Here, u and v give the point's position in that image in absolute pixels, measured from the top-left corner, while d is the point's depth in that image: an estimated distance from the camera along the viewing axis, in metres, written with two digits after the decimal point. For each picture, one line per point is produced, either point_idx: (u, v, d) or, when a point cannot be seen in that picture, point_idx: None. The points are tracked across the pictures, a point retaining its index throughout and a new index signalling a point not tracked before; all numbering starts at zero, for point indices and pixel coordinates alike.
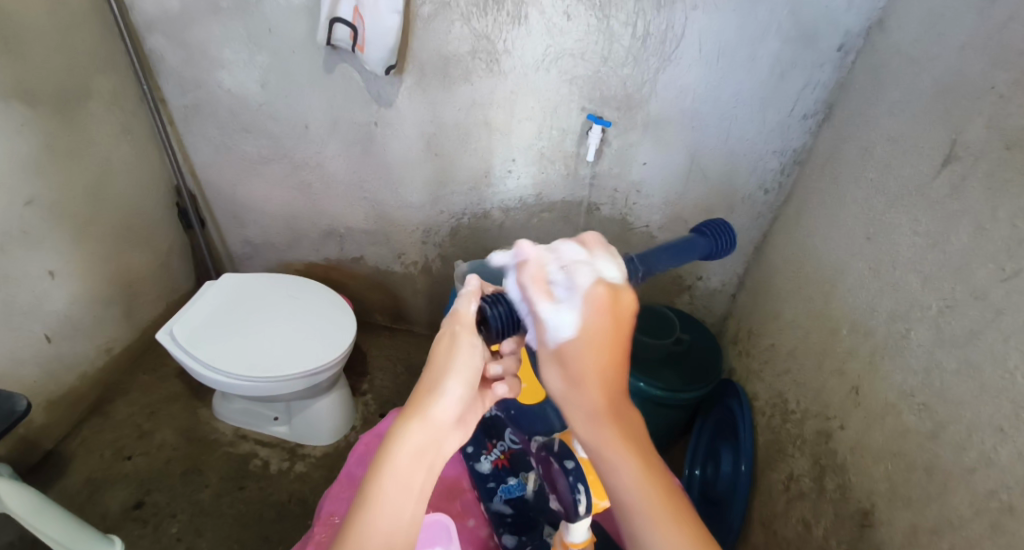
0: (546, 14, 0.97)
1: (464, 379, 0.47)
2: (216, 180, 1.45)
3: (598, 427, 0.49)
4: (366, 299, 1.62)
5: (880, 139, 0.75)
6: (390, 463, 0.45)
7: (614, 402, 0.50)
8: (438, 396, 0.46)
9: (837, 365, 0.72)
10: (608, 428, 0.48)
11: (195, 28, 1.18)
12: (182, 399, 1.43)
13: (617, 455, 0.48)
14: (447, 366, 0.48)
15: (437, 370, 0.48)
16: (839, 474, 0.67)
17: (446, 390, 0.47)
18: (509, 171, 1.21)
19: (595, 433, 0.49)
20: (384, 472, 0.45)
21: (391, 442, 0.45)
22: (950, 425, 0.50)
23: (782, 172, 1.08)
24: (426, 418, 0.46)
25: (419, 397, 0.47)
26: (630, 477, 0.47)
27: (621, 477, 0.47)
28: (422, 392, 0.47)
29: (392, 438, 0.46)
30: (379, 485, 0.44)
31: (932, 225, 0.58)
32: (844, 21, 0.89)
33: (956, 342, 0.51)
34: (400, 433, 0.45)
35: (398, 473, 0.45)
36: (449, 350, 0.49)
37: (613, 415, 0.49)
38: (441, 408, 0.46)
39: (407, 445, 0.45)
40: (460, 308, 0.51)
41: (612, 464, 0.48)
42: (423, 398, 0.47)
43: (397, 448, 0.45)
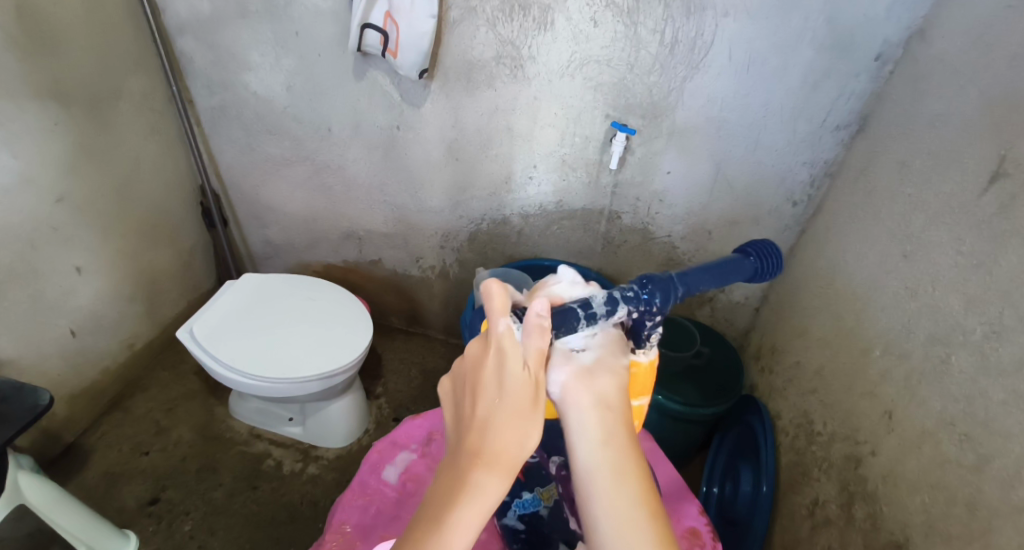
0: (572, 20, 0.96)
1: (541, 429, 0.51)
2: (240, 180, 1.46)
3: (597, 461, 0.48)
4: (383, 302, 1.62)
5: (919, 152, 0.72)
6: (474, 501, 0.46)
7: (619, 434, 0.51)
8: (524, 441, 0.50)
9: (869, 388, 0.69)
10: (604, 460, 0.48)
11: (224, 31, 1.19)
12: (199, 397, 1.44)
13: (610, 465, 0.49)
14: (533, 412, 0.50)
15: (524, 415, 0.50)
16: (869, 502, 0.64)
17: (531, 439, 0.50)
18: (530, 178, 1.20)
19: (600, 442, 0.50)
20: (471, 517, 0.45)
21: (477, 481, 0.47)
22: (995, 458, 0.47)
23: (812, 184, 1.05)
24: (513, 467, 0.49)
25: (506, 443, 0.49)
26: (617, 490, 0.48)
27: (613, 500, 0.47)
28: (509, 439, 0.49)
29: (480, 479, 0.47)
30: (466, 529, 0.45)
31: (977, 245, 0.55)
32: (883, 31, 0.86)
33: (1003, 371, 0.48)
34: (491, 481, 0.47)
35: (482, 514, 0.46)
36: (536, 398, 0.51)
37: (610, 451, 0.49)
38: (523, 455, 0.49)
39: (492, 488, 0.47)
40: (536, 352, 0.51)
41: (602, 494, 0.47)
42: (512, 440, 0.49)
43: (485, 493, 0.46)
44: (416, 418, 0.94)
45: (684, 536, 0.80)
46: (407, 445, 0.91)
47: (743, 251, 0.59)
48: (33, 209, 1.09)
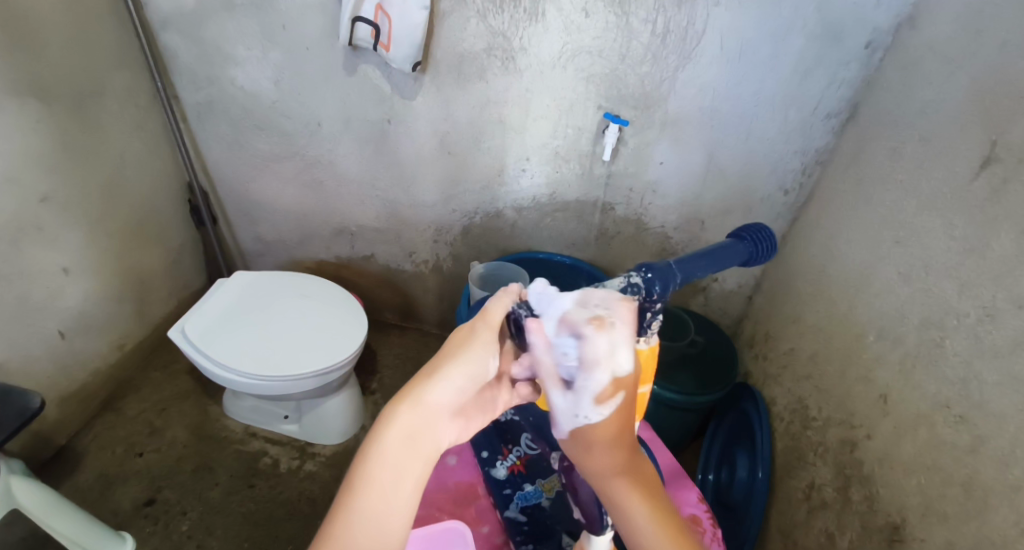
0: (563, 10, 0.96)
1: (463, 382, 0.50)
2: (228, 177, 1.44)
3: (611, 482, 0.52)
4: (376, 297, 1.61)
5: (910, 139, 0.73)
6: (378, 454, 0.45)
7: (622, 447, 0.53)
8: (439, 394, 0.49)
9: (863, 373, 0.70)
10: (621, 481, 0.52)
11: (209, 24, 1.17)
12: (192, 396, 1.43)
13: (625, 497, 0.52)
14: (452, 355, 0.50)
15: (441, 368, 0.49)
16: (865, 485, 0.65)
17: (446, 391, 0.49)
18: (522, 170, 1.19)
19: (606, 475, 0.52)
20: (374, 450, 0.45)
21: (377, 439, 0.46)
22: (990, 439, 0.48)
23: (803, 172, 1.05)
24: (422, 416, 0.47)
25: (418, 382, 0.49)
26: (640, 512, 0.51)
27: (637, 519, 0.51)
28: (422, 380, 0.49)
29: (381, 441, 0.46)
30: (368, 461, 0.44)
31: (969, 230, 0.56)
32: (872, 18, 0.86)
33: (997, 353, 0.49)
34: (393, 412, 0.47)
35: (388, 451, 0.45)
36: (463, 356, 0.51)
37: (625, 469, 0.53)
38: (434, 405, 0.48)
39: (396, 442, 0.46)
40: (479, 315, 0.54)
41: (626, 509, 0.52)
42: (419, 385, 0.48)
43: (389, 425, 0.46)
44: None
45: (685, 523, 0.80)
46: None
47: (736, 234, 0.60)
48: (17, 209, 1.07)
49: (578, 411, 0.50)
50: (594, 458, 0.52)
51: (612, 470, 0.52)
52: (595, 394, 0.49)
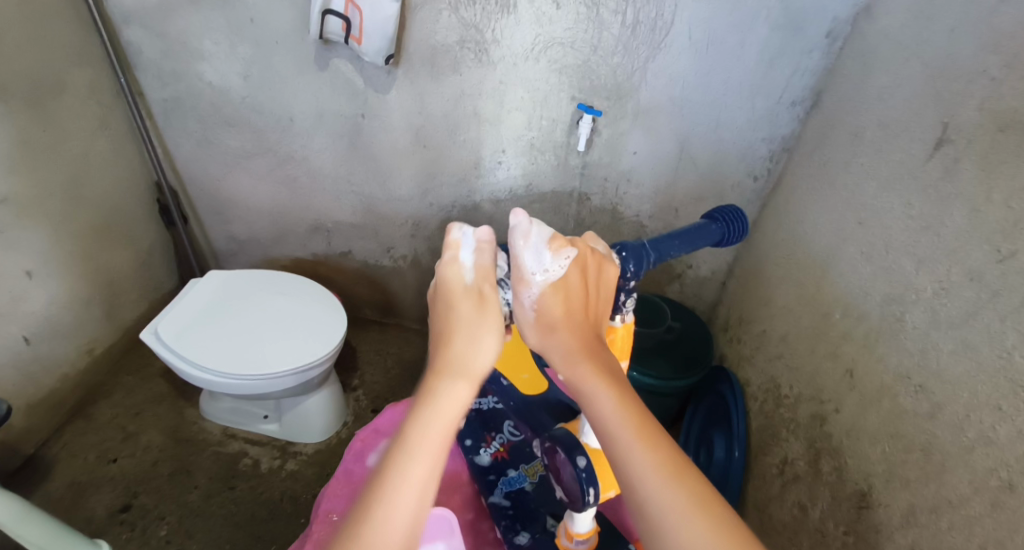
0: (535, 2, 0.96)
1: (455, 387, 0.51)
2: (198, 175, 1.41)
3: (576, 366, 0.50)
4: (355, 293, 1.60)
5: (870, 124, 0.75)
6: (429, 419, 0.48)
7: (593, 348, 0.51)
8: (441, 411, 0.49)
9: (831, 349, 0.73)
10: (583, 366, 0.49)
11: (174, 19, 1.14)
12: (168, 400, 1.40)
13: (592, 382, 0.48)
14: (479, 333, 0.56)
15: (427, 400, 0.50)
16: (834, 457, 0.68)
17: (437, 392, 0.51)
18: (499, 162, 1.20)
19: (572, 368, 0.50)
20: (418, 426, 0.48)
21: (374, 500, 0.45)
22: (946, 405, 0.50)
23: (771, 159, 1.08)
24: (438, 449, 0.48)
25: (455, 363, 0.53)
26: (610, 404, 0.46)
27: (601, 404, 0.47)
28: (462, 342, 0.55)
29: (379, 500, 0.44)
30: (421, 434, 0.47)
31: (925, 209, 0.59)
32: (832, 8, 0.89)
33: (953, 323, 0.51)
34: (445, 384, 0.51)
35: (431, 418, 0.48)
36: (457, 334, 0.56)
37: (591, 355, 0.50)
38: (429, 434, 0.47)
39: (424, 446, 0.47)
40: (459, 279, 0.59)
41: (591, 398, 0.48)
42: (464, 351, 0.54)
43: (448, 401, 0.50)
44: (398, 405, 0.95)
45: None
46: (389, 431, 0.91)
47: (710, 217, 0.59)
48: None
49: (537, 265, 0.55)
50: (562, 347, 0.52)
51: (579, 362, 0.50)
52: (553, 250, 0.54)
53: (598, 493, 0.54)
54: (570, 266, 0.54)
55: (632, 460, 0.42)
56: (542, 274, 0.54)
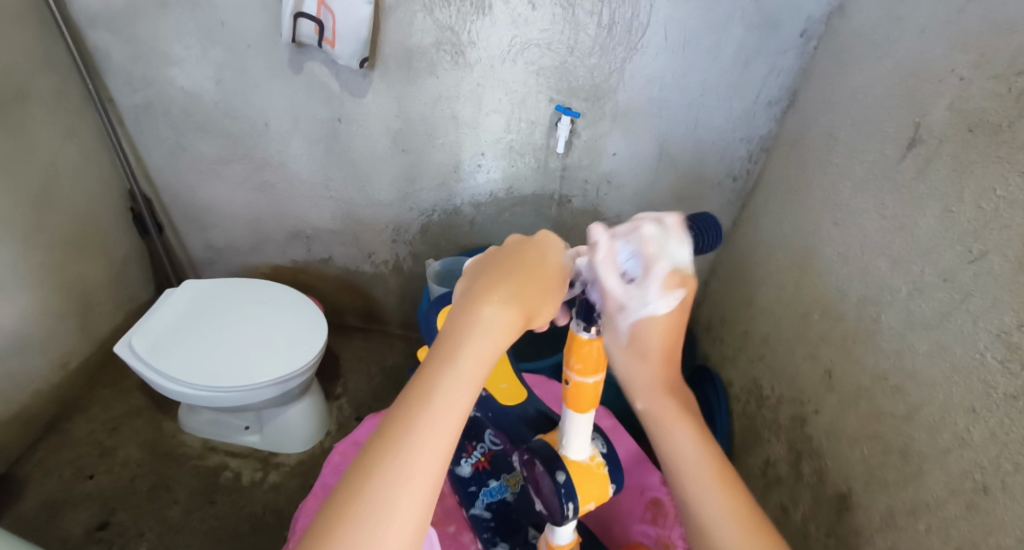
0: (510, 3, 0.95)
1: (505, 312, 0.43)
2: (172, 183, 1.38)
3: (660, 401, 0.55)
4: (337, 300, 1.58)
5: (844, 124, 0.75)
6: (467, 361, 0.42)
7: (673, 383, 0.56)
8: (487, 338, 0.43)
9: (810, 350, 0.72)
10: (666, 401, 0.55)
11: (142, 23, 1.11)
12: (145, 413, 1.37)
13: (672, 423, 0.54)
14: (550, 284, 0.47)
15: (461, 325, 0.43)
16: (815, 458, 0.67)
17: (479, 312, 0.43)
18: (478, 165, 1.19)
19: (655, 400, 0.55)
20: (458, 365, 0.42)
21: (398, 433, 0.39)
22: (923, 407, 0.50)
23: (750, 159, 1.09)
24: (479, 379, 0.42)
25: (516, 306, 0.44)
26: (690, 445, 0.53)
27: (680, 443, 0.53)
28: (533, 291, 0.46)
29: (407, 437, 0.39)
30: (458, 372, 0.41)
31: (898, 209, 0.59)
32: (806, 8, 0.90)
33: (927, 324, 0.51)
34: (492, 323, 0.43)
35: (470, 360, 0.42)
36: (530, 278, 0.46)
37: (671, 391, 0.55)
38: (470, 377, 0.42)
39: (458, 389, 0.41)
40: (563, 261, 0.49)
41: (671, 434, 0.54)
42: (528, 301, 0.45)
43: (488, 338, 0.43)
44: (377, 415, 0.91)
45: (647, 507, 0.80)
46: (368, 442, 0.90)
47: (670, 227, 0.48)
48: None
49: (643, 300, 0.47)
50: (648, 379, 0.55)
51: (665, 397, 0.55)
52: (664, 287, 0.46)
53: (577, 507, 0.54)
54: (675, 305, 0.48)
55: (706, 501, 0.49)
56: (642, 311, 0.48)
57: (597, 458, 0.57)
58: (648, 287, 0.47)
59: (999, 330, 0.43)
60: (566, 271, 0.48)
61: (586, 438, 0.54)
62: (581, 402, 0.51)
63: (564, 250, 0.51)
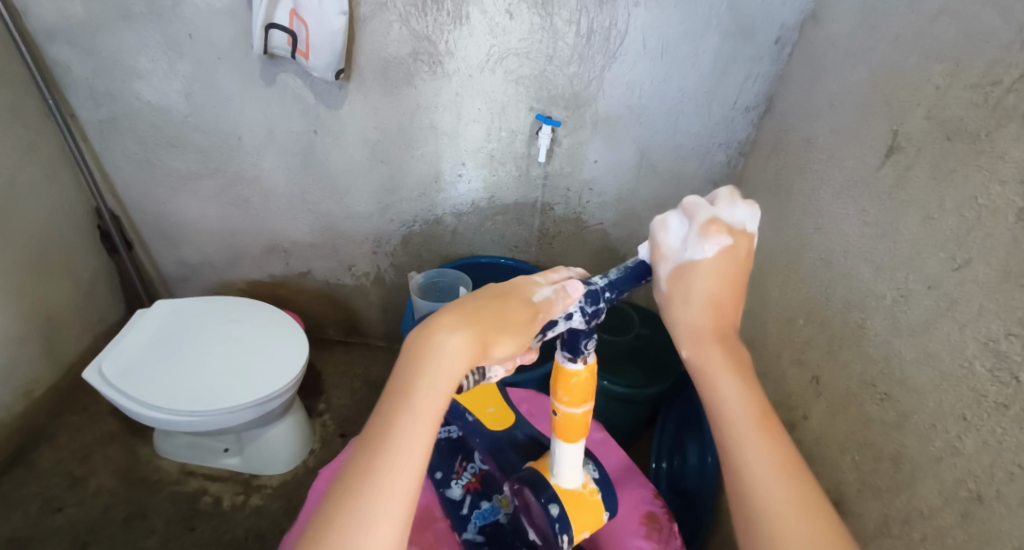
0: (487, 13, 0.95)
1: (460, 343, 0.44)
2: (141, 200, 1.34)
3: (706, 345, 0.50)
4: (317, 314, 1.55)
5: (821, 130, 0.76)
6: (425, 392, 0.44)
7: (727, 331, 0.51)
8: (443, 371, 0.44)
9: (796, 355, 0.73)
10: (713, 347, 0.50)
11: (104, 36, 1.07)
12: (118, 439, 1.32)
13: (721, 369, 0.49)
14: (510, 313, 0.47)
15: (414, 362, 0.45)
16: (805, 464, 0.68)
17: (433, 344, 0.45)
18: (459, 175, 1.18)
19: (700, 346, 0.50)
20: (416, 396, 0.44)
21: (359, 479, 0.41)
22: (912, 414, 0.50)
23: (729, 164, 1.10)
24: (439, 407, 0.44)
25: (480, 333, 0.46)
26: (736, 397, 0.48)
27: (727, 393, 0.48)
28: (492, 318, 0.47)
29: (369, 482, 0.41)
30: (416, 405, 0.43)
31: (880, 216, 0.59)
32: (780, 15, 0.91)
33: (914, 331, 0.51)
34: (447, 349, 0.44)
35: (426, 391, 0.44)
36: (489, 309, 0.47)
37: (720, 337, 0.50)
38: (426, 408, 0.44)
39: (416, 422, 0.43)
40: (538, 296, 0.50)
41: (715, 382, 0.49)
42: (489, 329, 0.46)
43: (445, 367, 0.44)
44: None
45: (642, 521, 0.78)
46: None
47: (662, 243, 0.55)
48: None
49: (687, 248, 0.50)
50: (692, 321, 0.51)
51: (712, 344, 0.50)
52: (702, 233, 0.50)
53: (571, 537, 0.62)
54: (724, 250, 0.49)
55: (755, 457, 0.45)
56: (684, 252, 0.50)
57: (590, 486, 0.65)
58: (692, 237, 0.50)
59: (987, 339, 0.43)
60: (540, 305, 0.49)
61: (577, 468, 0.62)
62: (569, 433, 0.58)
63: (538, 284, 0.51)
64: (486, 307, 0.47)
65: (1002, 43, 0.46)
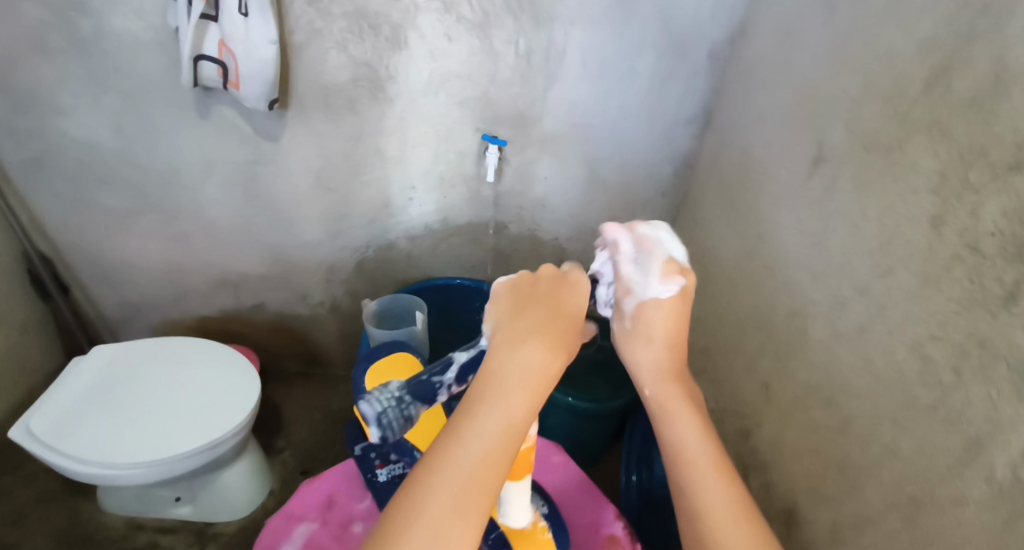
0: (426, 37, 0.94)
1: (543, 351, 0.45)
2: (74, 241, 1.26)
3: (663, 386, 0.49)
4: (273, 347, 1.49)
5: (755, 141, 0.79)
6: (514, 395, 0.43)
7: (682, 371, 0.51)
8: (531, 375, 0.44)
9: (747, 363, 0.74)
10: (670, 387, 0.49)
11: (20, 72, 1.00)
12: (58, 497, 1.23)
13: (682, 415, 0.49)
14: (580, 326, 0.50)
15: (504, 361, 0.44)
16: (762, 472, 0.68)
17: (522, 347, 0.44)
18: (410, 199, 1.16)
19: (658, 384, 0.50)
20: (507, 397, 0.42)
21: (448, 476, 0.38)
22: (854, 419, 0.51)
23: (675, 175, 1.12)
24: (527, 412, 0.43)
25: (561, 341, 0.46)
26: (691, 428, 0.48)
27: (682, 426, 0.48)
28: (569, 329, 0.48)
29: (459, 480, 0.38)
30: (505, 405, 0.42)
31: (812, 224, 0.61)
32: (710, 31, 0.94)
33: (849, 337, 0.52)
34: (534, 352, 0.44)
35: (515, 393, 0.43)
36: (566, 319, 0.48)
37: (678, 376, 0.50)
38: (516, 409, 0.42)
39: (505, 424, 0.41)
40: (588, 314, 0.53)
41: (673, 416, 0.49)
42: (568, 340, 0.47)
43: (533, 372, 0.44)
44: (313, 481, 0.80)
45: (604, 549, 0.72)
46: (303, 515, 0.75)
47: None
48: None
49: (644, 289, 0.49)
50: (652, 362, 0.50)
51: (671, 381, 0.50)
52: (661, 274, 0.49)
53: None
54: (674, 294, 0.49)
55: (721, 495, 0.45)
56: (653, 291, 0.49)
57: (540, 523, 0.70)
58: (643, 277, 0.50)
59: (912, 342, 0.44)
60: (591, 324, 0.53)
61: (526, 506, 0.66)
62: None
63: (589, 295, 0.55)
64: (562, 315, 0.48)
65: (906, 59, 0.48)
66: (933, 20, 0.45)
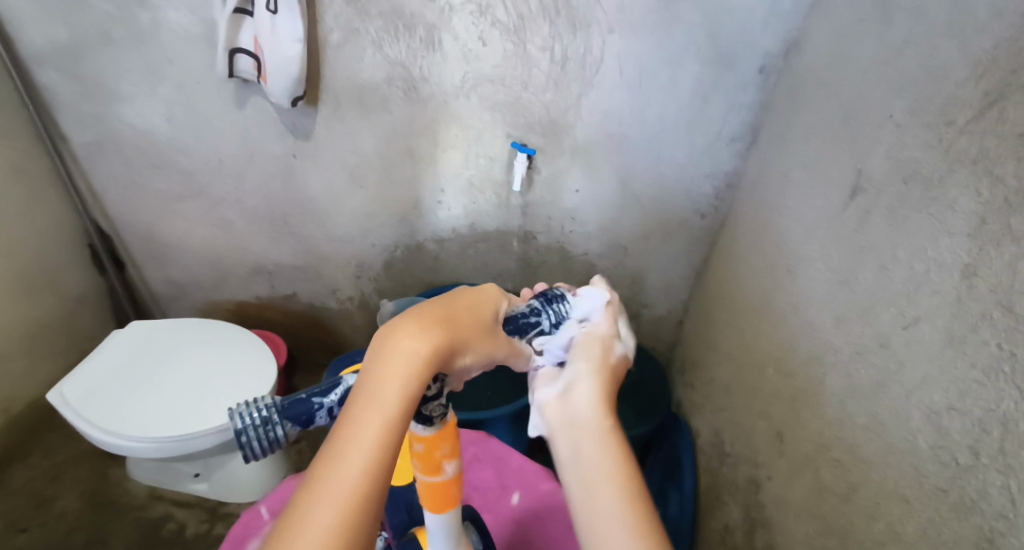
0: (460, 39, 0.93)
1: (422, 344, 0.36)
2: (129, 220, 1.34)
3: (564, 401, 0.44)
4: (303, 337, 1.53)
5: (797, 164, 0.71)
6: (379, 404, 0.33)
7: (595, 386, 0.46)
8: (405, 376, 0.35)
9: (763, 407, 0.67)
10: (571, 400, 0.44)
11: (88, 61, 1.08)
12: (91, 459, 1.31)
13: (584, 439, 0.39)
14: (479, 321, 0.42)
15: (372, 367, 0.35)
16: (766, 530, 0.61)
17: (395, 341, 0.36)
18: (439, 202, 1.15)
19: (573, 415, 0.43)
20: (371, 409, 0.33)
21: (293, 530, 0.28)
22: (861, 488, 0.44)
23: (716, 196, 1.05)
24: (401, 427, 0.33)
25: (449, 335, 0.38)
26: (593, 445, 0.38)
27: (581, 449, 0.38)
28: (463, 325, 0.40)
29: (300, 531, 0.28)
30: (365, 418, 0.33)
31: (841, 261, 0.54)
32: (762, 43, 0.87)
33: (864, 394, 0.45)
34: (410, 345, 0.36)
35: (384, 403, 0.33)
36: (459, 315, 0.41)
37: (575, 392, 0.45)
38: (377, 427, 0.32)
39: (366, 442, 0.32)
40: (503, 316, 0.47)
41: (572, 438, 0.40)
42: (460, 334, 0.40)
43: (402, 375, 0.35)
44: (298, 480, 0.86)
45: None
46: None
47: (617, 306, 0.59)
48: None
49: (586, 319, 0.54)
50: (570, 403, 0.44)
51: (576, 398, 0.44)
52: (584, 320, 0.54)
53: None
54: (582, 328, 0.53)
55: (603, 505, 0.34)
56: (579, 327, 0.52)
57: None
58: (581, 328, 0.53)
59: (930, 409, 0.38)
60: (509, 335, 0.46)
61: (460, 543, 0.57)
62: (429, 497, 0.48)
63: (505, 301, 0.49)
64: (454, 312, 0.41)
65: (959, 80, 0.41)
66: (993, 36, 0.38)
